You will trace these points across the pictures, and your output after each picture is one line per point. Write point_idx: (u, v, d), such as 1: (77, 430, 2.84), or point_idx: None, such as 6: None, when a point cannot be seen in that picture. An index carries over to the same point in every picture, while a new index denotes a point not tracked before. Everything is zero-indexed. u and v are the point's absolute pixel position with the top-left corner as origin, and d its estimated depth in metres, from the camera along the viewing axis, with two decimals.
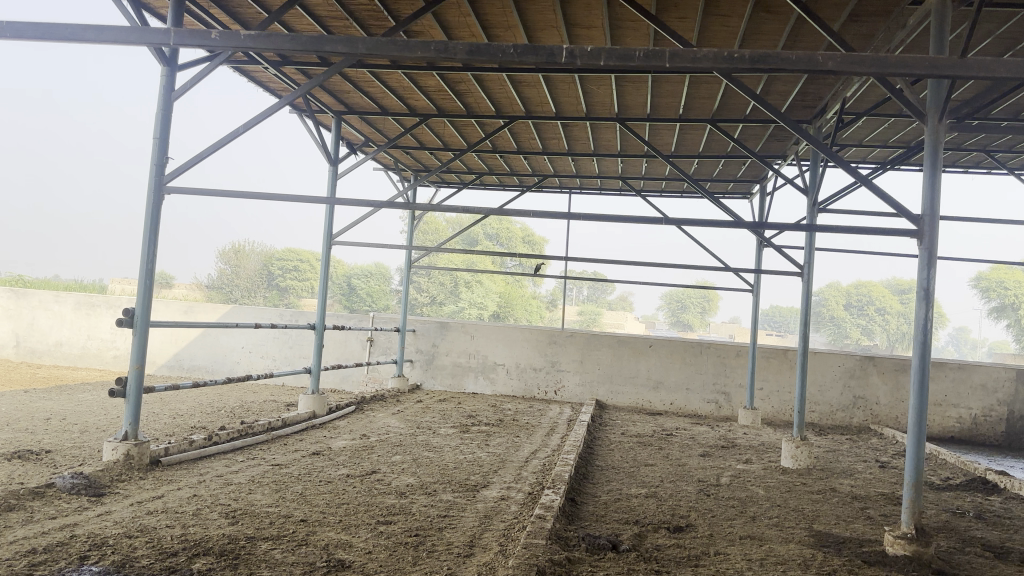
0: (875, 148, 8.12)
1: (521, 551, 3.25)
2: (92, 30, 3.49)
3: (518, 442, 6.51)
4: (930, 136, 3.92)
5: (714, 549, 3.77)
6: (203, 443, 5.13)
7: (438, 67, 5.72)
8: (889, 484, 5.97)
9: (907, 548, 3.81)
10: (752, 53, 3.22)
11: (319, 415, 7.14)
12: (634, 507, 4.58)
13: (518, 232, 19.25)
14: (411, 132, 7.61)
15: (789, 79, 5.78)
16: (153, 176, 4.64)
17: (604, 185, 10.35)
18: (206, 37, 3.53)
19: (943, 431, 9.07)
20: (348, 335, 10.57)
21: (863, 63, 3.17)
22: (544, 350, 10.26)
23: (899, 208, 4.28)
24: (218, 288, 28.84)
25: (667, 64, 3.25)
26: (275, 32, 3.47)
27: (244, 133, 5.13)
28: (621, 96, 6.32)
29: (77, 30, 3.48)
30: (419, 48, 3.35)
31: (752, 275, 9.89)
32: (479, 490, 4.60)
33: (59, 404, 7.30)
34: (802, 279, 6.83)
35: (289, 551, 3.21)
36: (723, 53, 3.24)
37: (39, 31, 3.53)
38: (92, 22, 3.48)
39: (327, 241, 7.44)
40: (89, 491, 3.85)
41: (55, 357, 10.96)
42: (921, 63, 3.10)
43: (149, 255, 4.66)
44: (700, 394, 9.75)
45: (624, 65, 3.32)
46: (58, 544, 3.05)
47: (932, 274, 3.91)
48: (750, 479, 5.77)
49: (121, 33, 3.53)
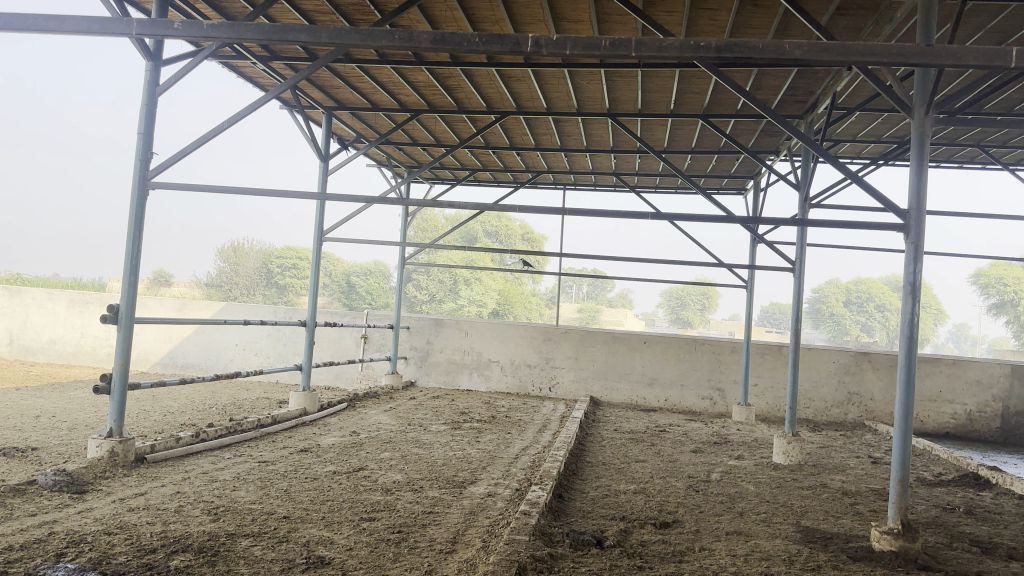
0: (868, 143, 8.10)
1: (502, 547, 3.23)
2: (53, 21, 3.48)
3: (509, 438, 6.50)
4: (916, 130, 3.90)
5: (700, 544, 3.75)
6: (190, 440, 5.11)
7: (427, 62, 5.69)
8: (880, 480, 5.96)
9: (893, 544, 3.79)
10: (718, 41, 3.19)
11: (310, 411, 7.12)
12: (621, 503, 4.55)
13: (518, 230, 19.43)
14: (402, 128, 7.58)
15: (779, 74, 5.74)
16: (136, 171, 4.62)
17: (598, 181, 10.31)
18: (170, 28, 3.53)
19: (937, 427, 9.06)
20: (342, 332, 10.53)
21: (832, 50, 3.15)
22: (538, 346, 10.23)
23: (887, 202, 4.27)
24: (217, 285, 28.84)
25: (633, 53, 3.21)
26: (241, 22, 3.47)
27: (229, 128, 5.10)
28: (610, 91, 6.29)
29: (38, 21, 3.49)
30: (385, 37, 3.34)
31: (746, 271, 9.84)
32: (465, 486, 4.58)
33: (49, 402, 7.29)
34: (794, 273, 6.80)
35: (269, 548, 3.19)
36: (690, 42, 3.21)
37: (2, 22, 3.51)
38: (55, 13, 3.47)
39: (318, 238, 7.41)
40: (71, 488, 3.84)
41: (48, 355, 10.95)
42: (893, 51, 3.09)
43: (133, 251, 4.65)
44: (694, 391, 9.73)
45: (590, 54, 3.28)
46: (36, 542, 3.03)
47: (919, 268, 3.88)
48: (740, 475, 5.75)
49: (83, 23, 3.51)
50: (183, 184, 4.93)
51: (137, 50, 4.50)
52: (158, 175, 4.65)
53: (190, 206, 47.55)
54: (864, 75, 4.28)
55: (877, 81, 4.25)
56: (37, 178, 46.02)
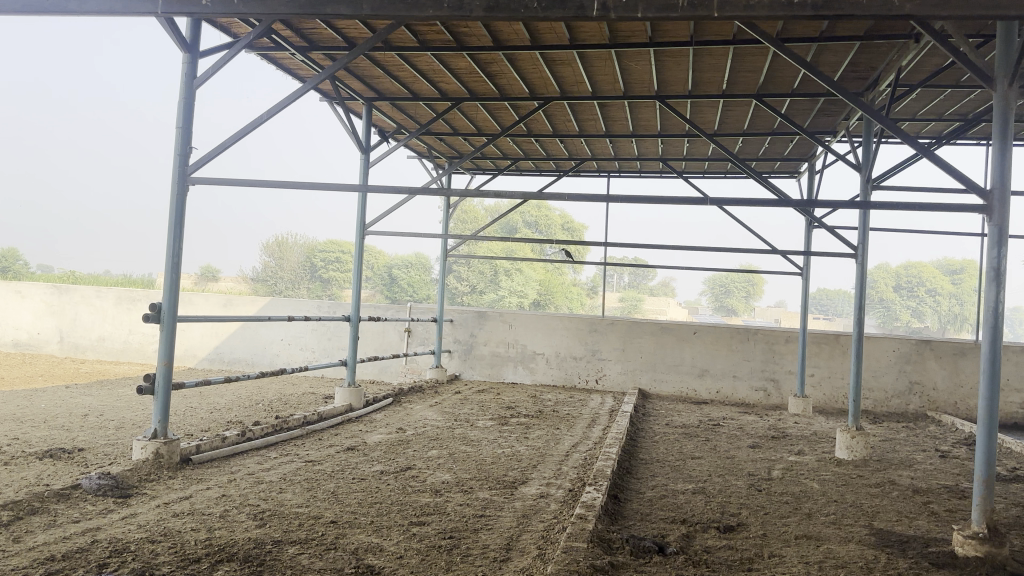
0: (930, 121, 7.72)
1: (561, 556, 3.05)
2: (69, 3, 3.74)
3: (559, 434, 6.30)
4: (999, 103, 3.58)
5: (769, 551, 3.53)
6: (236, 440, 5.03)
7: (469, 47, 5.51)
8: (951, 476, 5.64)
9: (979, 549, 3.53)
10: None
11: (356, 408, 7.00)
12: (680, 505, 4.33)
13: (558, 219, 19.24)
14: (443, 117, 7.41)
15: (841, 49, 5.44)
16: (176, 167, 4.51)
17: (644, 168, 10.05)
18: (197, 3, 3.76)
19: (1005, 417, 8.63)
20: (385, 326, 10.44)
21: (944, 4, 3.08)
22: (584, 339, 10.02)
23: (966, 181, 3.99)
24: (261, 280, 28.98)
25: (715, 13, 3.24)
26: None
27: (270, 119, 4.94)
28: (660, 72, 6.04)
29: (57, 3, 3.74)
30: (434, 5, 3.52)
31: (802, 257, 9.47)
32: (517, 486, 4.41)
33: (97, 400, 7.28)
34: (858, 258, 6.46)
35: (317, 556, 3.05)
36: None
37: (17, 5, 3.78)
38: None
39: (361, 232, 7.25)
40: (116, 493, 3.76)
41: (98, 352, 11.05)
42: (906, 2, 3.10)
43: (175, 248, 4.56)
44: (747, 381, 9.44)
45: (665, 15, 3.32)
46: (78, 551, 2.94)
47: (1003, 252, 3.60)
48: (803, 472, 5.48)
49: (103, 4, 3.79)
50: (226, 179, 4.80)
51: (174, 42, 4.39)
52: (198, 169, 4.54)
53: (231, 201, 48.20)
54: (920, 27, 3.94)
55: (949, 49, 3.88)
56: (89, 179, 46.80)
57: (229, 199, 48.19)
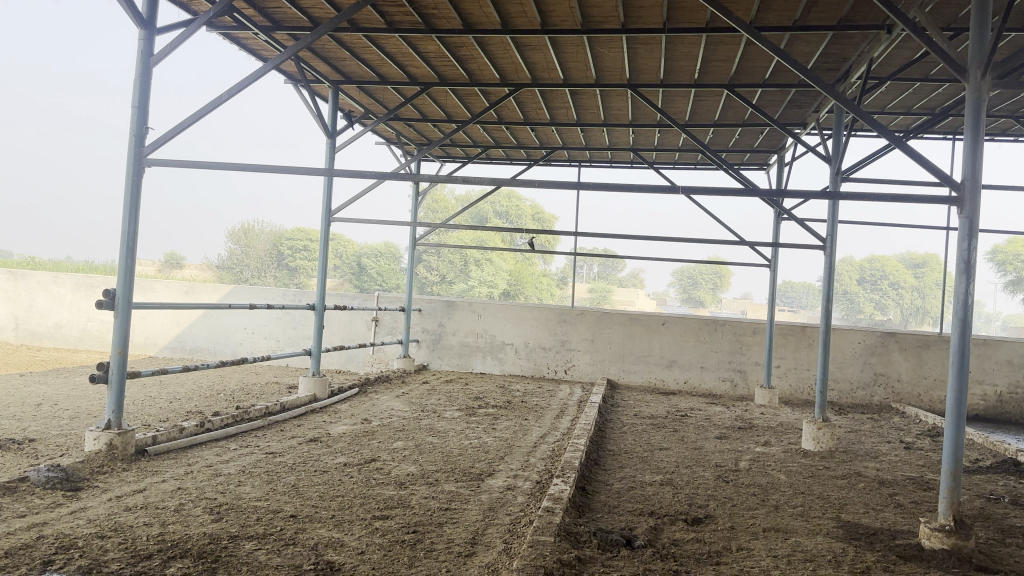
0: (897, 114, 7.75)
1: (527, 550, 2.97)
2: None
3: (527, 425, 6.23)
4: (972, 96, 3.56)
5: (737, 544, 3.48)
6: (194, 431, 4.89)
7: (439, 30, 5.38)
8: (916, 467, 5.66)
9: (945, 542, 3.51)
10: None
11: (320, 398, 6.87)
12: (648, 496, 4.29)
13: (528, 210, 19.08)
14: (411, 102, 7.29)
15: (812, 38, 5.41)
16: (130, 148, 4.35)
17: (615, 158, 10.05)
18: None
19: (966, 408, 8.75)
20: (352, 315, 10.31)
21: None
22: (553, 329, 9.96)
23: (937, 173, 3.96)
24: (226, 268, 28.37)
25: None
26: None
27: (230, 99, 4.76)
28: (631, 60, 5.97)
29: None
30: None
31: (771, 249, 9.49)
32: (483, 479, 4.32)
33: (53, 389, 7.07)
34: (827, 251, 6.43)
35: (274, 552, 2.94)
36: None
37: None
38: None
39: (328, 219, 7.12)
40: (65, 486, 3.61)
41: (54, 339, 10.77)
42: None
43: (129, 234, 4.40)
44: (714, 372, 9.45)
45: None
46: (21, 547, 2.80)
47: (974, 245, 3.58)
48: (770, 464, 5.47)
49: None
50: (184, 162, 4.64)
51: (130, 18, 4.22)
52: (155, 150, 4.38)
53: (182, 189, 46.93)
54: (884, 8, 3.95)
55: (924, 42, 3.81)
56: (51, 164, 45.58)
57: (179, 186, 46.87)
